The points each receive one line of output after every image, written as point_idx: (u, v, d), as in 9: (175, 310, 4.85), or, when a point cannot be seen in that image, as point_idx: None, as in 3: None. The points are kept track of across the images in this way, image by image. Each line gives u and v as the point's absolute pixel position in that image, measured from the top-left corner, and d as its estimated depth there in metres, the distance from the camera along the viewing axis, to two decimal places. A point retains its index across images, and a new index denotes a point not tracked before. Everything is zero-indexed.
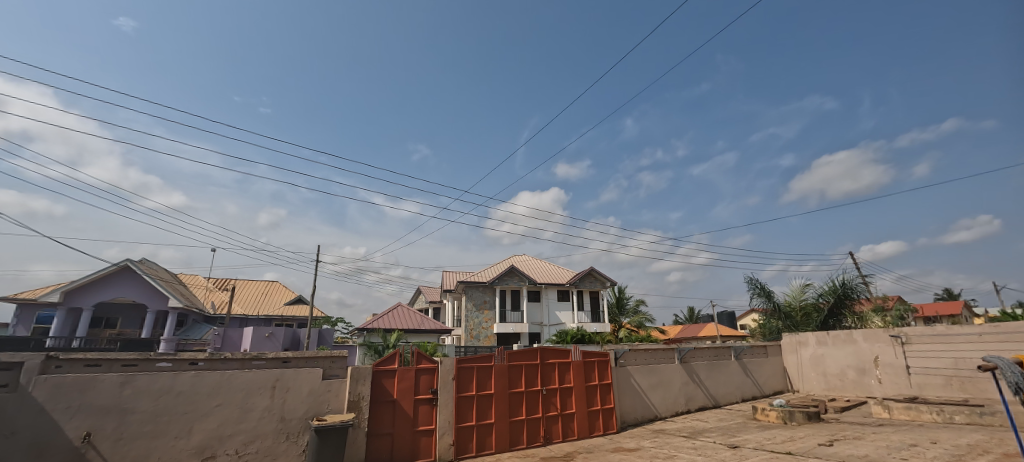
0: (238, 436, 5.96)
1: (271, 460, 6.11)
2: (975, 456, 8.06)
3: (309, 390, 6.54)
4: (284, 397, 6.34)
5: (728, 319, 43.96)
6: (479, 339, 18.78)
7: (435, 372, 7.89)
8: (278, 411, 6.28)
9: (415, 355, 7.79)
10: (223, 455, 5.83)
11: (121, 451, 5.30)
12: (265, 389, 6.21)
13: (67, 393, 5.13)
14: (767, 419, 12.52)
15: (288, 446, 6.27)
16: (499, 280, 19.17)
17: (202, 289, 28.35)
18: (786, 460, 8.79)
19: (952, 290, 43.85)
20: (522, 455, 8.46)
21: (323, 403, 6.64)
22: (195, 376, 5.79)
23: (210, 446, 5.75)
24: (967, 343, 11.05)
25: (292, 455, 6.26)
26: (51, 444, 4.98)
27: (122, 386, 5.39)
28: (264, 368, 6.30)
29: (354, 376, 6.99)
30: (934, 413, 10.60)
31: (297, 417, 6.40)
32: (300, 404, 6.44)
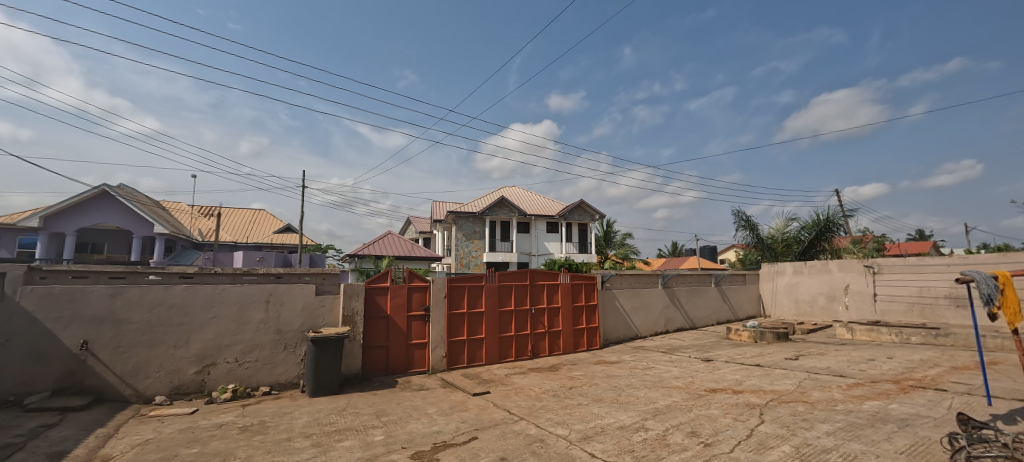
0: (237, 345, 6.15)
1: (271, 368, 6.36)
2: (925, 368, 8.93)
3: (304, 304, 6.66)
4: (279, 311, 6.47)
5: (711, 253, 43.95)
6: (469, 266, 19.19)
7: (427, 290, 8.10)
8: (274, 324, 6.42)
9: (406, 275, 7.95)
10: (223, 363, 6.05)
11: (121, 358, 5.51)
12: (259, 302, 6.31)
13: (57, 304, 5.26)
14: (739, 339, 13.43)
15: (287, 355, 6.48)
16: (489, 208, 19.18)
17: (186, 216, 27.91)
18: (755, 371, 9.60)
19: (925, 231, 43.84)
20: (511, 366, 9.01)
21: (318, 317, 6.78)
22: (187, 289, 5.86)
23: (210, 354, 5.95)
24: (935, 273, 11.76)
25: (291, 365, 6.50)
26: (49, 351, 5.18)
27: (113, 297, 5.50)
28: (256, 283, 6.37)
29: (347, 292, 7.06)
30: (892, 334, 11.53)
31: (293, 329, 6.56)
32: (296, 318, 6.58)
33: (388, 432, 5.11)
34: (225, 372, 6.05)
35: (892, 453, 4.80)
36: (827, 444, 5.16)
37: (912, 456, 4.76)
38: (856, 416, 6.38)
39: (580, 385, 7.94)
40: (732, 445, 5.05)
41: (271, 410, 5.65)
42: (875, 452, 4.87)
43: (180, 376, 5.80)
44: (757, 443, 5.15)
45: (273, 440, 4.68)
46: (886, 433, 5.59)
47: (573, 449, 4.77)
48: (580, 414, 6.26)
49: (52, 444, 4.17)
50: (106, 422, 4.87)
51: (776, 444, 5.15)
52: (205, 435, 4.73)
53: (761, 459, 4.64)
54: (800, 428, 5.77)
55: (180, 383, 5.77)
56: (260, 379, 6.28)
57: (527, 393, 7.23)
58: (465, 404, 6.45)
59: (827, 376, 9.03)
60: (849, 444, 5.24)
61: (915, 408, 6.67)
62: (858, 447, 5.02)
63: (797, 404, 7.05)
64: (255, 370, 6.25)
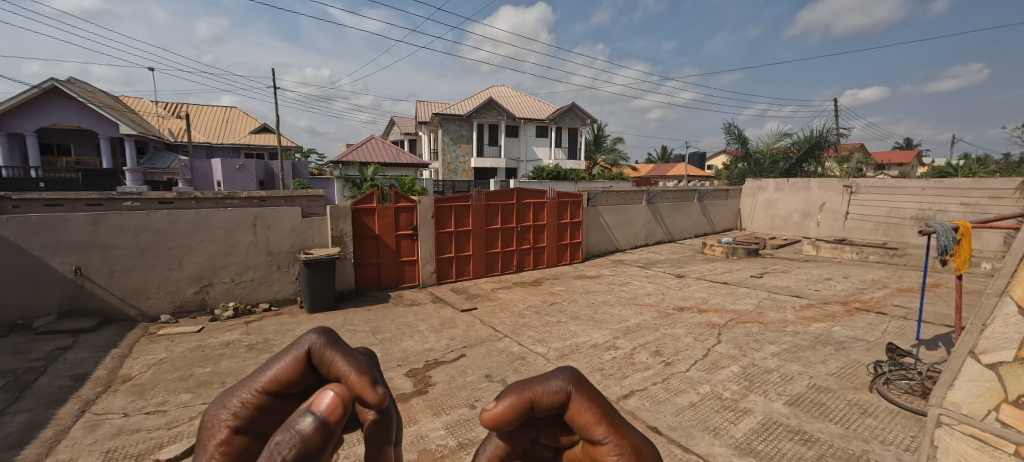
0: (231, 267, 6.53)
1: (268, 286, 6.84)
2: (873, 289, 9.88)
3: (291, 226, 6.90)
4: (267, 233, 6.73)
5: (699, 159, 43.98)
6: (457, 175, 19.13)
7: (414, 210, 8.33)
8: (264, 245, 6.74)
9: (393, 195, 8.10)
10: (220, 283, 6.48)
11: (118, 282, 5.87)
12: (246, 226, 6.54)
13: (40, 233, 5.44)
14: (713, 253, 14.31)
15: (281, 275, 6.91)
16: (478, 115, 18.58)
17: (157, 115, 26.51)
18: (721, 288, 10.49)
19: (912, 141, 43.81)
20: (496, 281, 9.66)
21: (307, 237, 7.10)
22: (169, 215, 6.03)
23: (206, 276, 6.35)
24: (907, 197, 12.30)
25: (287, 283, 6.97)
26: (45, 277, 5.51)
27: (96, 225, 5.67)
28: (240, 208, 6.52)
29: (334, 214, 7.37)
30: (853, 253, 12.44)
31: (284, 250, 6.91)
32: (285, 239, 6.87)
33: (385, 351, 5.73)
34: (223, 291, 6.50)
35: (824, 375, 5.62)
36: (770, 365, 5.93)
37: (838, 377, 5.56)
38: (800, 338, 7.25)
39: (560, 301, 8.66)
40: (688, 365, 5.80)
41: (274, 328, 6.14)
42: (808, 372, 5.67)
43: (180, 296, 6.24)
44: (711, 363, 5.90)
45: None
46: (822, 355, 6.46)
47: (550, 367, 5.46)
48: (558, 332, 6.99)
49: (72, 367, 4.67)
50: (118, 342, 5.38)
51: (727, 364, 5.92)
52: (216, 354, 5.23)
53: (710, 378, 5.32)
54: (750, 349, 6.59)
55: (182, 302, 6.24)
56: (259, 296, 6.79)
57: (511, 310, 7.92)
58: (454, 321, 7.10)
59: (784, 295, 9.95)
60: (790, 364, 6.05)
61: (854, 331, 7.57)
62: (796, 368, 5.84)
63: (752, 325, 7.91)
64: (253, 288, 6.72)
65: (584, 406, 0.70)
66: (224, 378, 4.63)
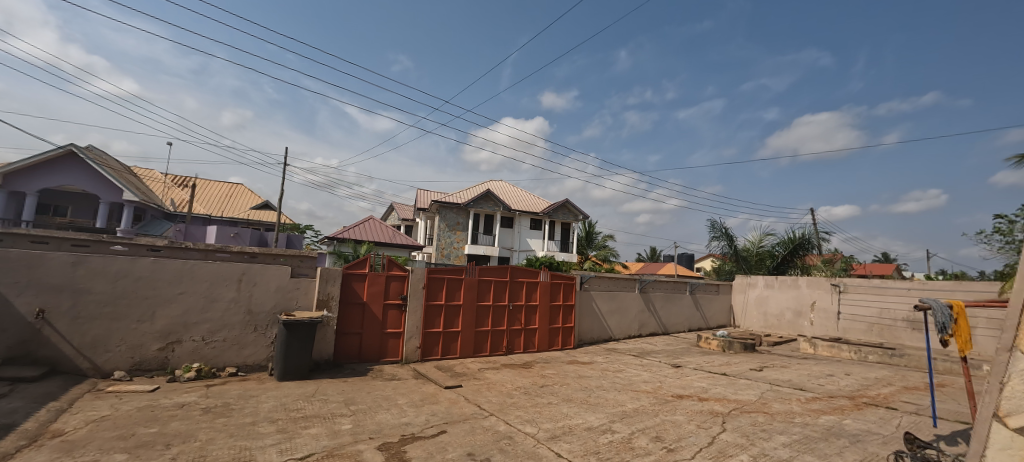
0: (205, 324, 6.03)
1: (239, 349, 6.26)
2: (879, 387, 9.32)
3: (277, 286, 6.57)
4: (251, 291, 6.37)
5: (687, 260, 43.91)
6: (450, 257, 19.07)
7: (405, 279, 8.14)
8: (245, 305, 6.33)
9: (386, 263, 7.88)
10: (188, 341, 5.93)
11: (80, 330, 5.36)
12: (230, 281, 6.20)
13: (14, 270, 5.11)
14: (708, 347, 13.73)
15: (256, 337, 6.39)
16: (475, 201, 19.08)
17: (162, 185, 27.01)
18: (720, 380, 9.85)
19: (887, 254, 43.83)
20: (484, 361, 9.02)
21: (291, 299, 6.70)
22: (153, 263, 5.73)
23: (175, 332, 5.83)
24: (895, 296, 12.30)
25: (260, 347, 6.41)
26: (2, 317, 5.01)
27: (74, 266, 5.35)
28: (227, 262, 6.25)
29: (324, 277, 6.94)
30: (850, 352, 12.02)
31: (265, 311, 6.48)
32: (268, 299, 6.49)
33: (357, 422, 5.06)
34: (190, 350, 5.93)
35: None
36: (781, 455, 5.25)
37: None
38: (810, 430, 6.58)
39: (550, 385, 8.00)
40: (691, 452, 5.12)
41: (236, 393, 5.51)
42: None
43: (142, 352, 5.66)
44: (717, 451, 5.21)
45: (238, 424, 4.58)
46: (837, 446, 5.80)
47: (542, 447, 4.74)
48: (547, 415, 6.31)
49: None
50: (59, 395, 4.71)
51: (735, 453, 5.20)
52: (164, 415, 4.60)
53: None
54: (758, 439, 5.89)
55: (141, 358, 5.63)
56: (227, 360, 6.18)
57: (498, 389, 7.26)
58: (436, 397, 6.44)
59: (787, 388, 9.34)
60: (803, 456, 5.35)
61: (867, 424, 6.95)
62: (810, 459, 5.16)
63: (757, 414, 7.25)
64: (222, 350, 6.14)
65: None
66: (169, 440, 4.00)
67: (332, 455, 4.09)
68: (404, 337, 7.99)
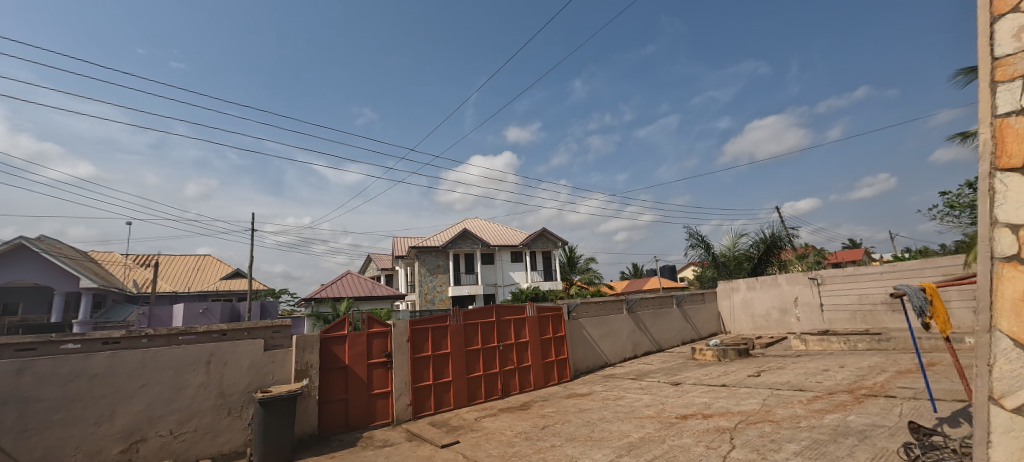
0: (172, 415, 5.41)
1: (213, 437, 5.63)
2: (874, 375, 9.15)
3: (251, 362, 6.01)
4: (221, 372, 5.79)
5: (669, 272, 43.93)
6: (434, 302, 18.46)
7: (388, 335, 7.60)
8: (216, 387, 5.74)
9: (366, 320, 7.44)
10: (155, 437, 5.29)
11: (28, 444, 4.67)
12: (198, 365, 5.62)
13: None
14: (704, 358, 13.39)
15: (231, 421, 5.79)
16: (453, 244, 18.69)
17: (123, 265, 25.62)
18: (721, 391, 9.53)
19: (855, 240, 43.85)
20: (480, 409, 8.41)
21: (267, 374, 6.14)
22: (111, 358, 5.14)
23: (139, 428, 5.19)
24: (872, 281, 12.42)
25: (236, 431, 5.81)
26: None
27: (19, 373, 4.70)
28: (193, 344, 5.66)
29: (300, 345, 6.51)
30: (841, 343, 11.93)
31: (238, 391, 5.90)
32: (241, 378, 5.93)
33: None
34: (157, 446, 5.28)
35: None
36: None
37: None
38: (819, 432, 6.31)
39: (552, 424, 7.48)
40: None
41: None
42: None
43: (102, 457, 4.99)
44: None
45: None
46: (847, 447, 5.54)
47: None
48: (552, 458, 5.81)
49: None
50: None
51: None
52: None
53: None
54: (768, 451, 5.57)
55: None
56: (199, 450, 5.54)
57: (497, 439, 6.73)
58: (433, 459, 5.89)
59: (788, 391, 9.04)
60: None
61: (871, 419, 6.68)
62: None
63: (764, 424, 6.93)
64: (194, 441, 5.51)
65: None
66: None
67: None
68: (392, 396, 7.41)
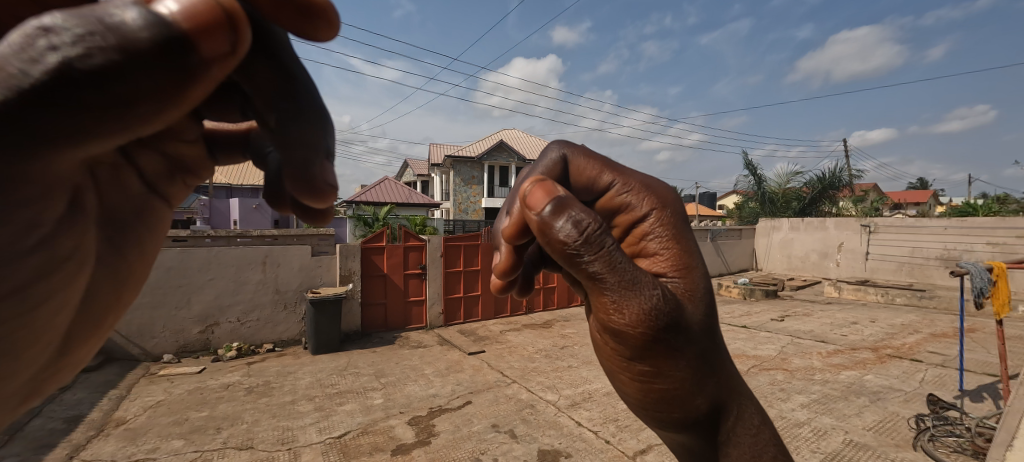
0: (238, 306, 6.25)
1: (273, 326, 6.53)
2: (904, 334, 8.97)
3: (301, 265, 6.69)
4: (276, 272, 6.52)
5: (708, 199, 43.92)
6: (467, 214, 18.86)
7: (423, 249, 8.12)
8: (273, 285, 6.50)
9: (404, 233, 7.87)
10: (226, 323, 6.18)
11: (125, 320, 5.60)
12: (255, 264, 6.31)
13: None
14: (729, 295, 13.45)
15: (287, 314, 6.62)
16: (489, 156, 18.46)
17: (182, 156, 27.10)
18: (740, 332, 9.72)
19: (926, 180, 43.88)
20: (506, 323, 9.07)
21: (316, 277, 6.87)
22: (182, 253, 5.83)
23: (212, 315, 6.07)
24: (930, 235, 11.55)
25: (292, 323, 6.66)
26: None
27: None
28: (250, 246, 6.31)
29: (343, 252, 7.16)
30: (878, 295, 11.60)
31: (292, 289, 6.66)
32: (293, 278, 6.64)
33: (387, 396, 5.18)
34: (228, 330, 6.19)
35: (862, 430, 4.88)
36: (800, 418, 5.23)
37: (877, 432, 4.82)
38: (832, 387, 6.45)
39: (571, 344, 8.01)
40: None
41: (275, 370, 5.74)
42: (845, 427, 4.97)
43: (185, 335, 5.95)
44: None
45: (279, 403, 4.81)
46: (857, 406, 5.66)
47: (562, 416, 4.94)
48: (568, 376, 6.37)
49: (67, 408, 4.39)
50: (117, 383, 5.05)
51: (756, 415, 5.23)
52: (212, 397, 4.88)
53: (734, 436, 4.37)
54: (776, 399, 5.85)
55: (186, 342, 5.94)
56: (263, 337, 6.48)
57: (519, 353, 7.37)
58: (461, 365, 6.47)
59: (808, 339, 9.04)
60: (821, 417, 5.32)
61: (889, 381, 6.75)
62: (829, 422, 5.11)
63: (777, 372, 7.16)
64: (257, 328, 6.42)
65: (586, 163, 0.82)
66: (219, 424, 4.30)
67: (367, 432, 4.27)
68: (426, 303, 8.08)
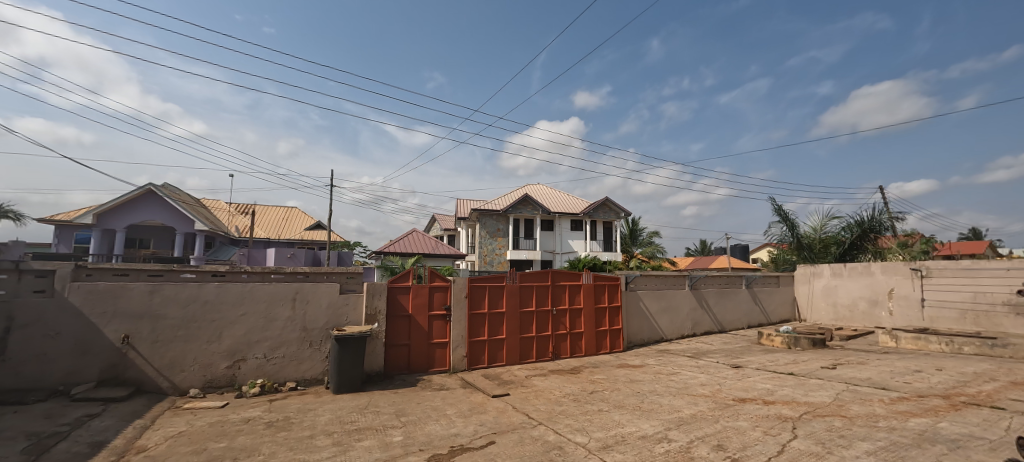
0: (265, 342, 6.09)
1: (298, 364, 6.28)
2: (980, 383, 7.74)
3: (329, 302, 6.54)
4: (305, 309, 6.38)
5: (741, 251, 43.95)
6: (493, 263, 18.76)
7: (449, 289, 7.76)
8: (301, 322, 6.34)
9: (428, 274, 7.71)
10: (253, 359, 6.01)
11: (158, 352, 5.55)
12: (286, 301, 6.22)
13: (101, 300, 5.34)
14: (771, 345, 12.15)
15: (312, 352, 6.37)
16: (514, 208, 18.61)
17: (228, 213, 28.75)
18: (787, 379, 8.78)
19: (978, 231, 43.87)
20: (532, 368, 8.57)
21: (342, 315, 6.63)
22: (218, 288, 5.84)
23: (240, 350, 5.92)
24: (992, 277, 10.46)
25: (316, 361, 6.38)
26: (92, 343, 5.27)
27: (151, 294, 5.53)
28: (282, 282, 6.25)
29: (370, 291, 6.86)
30: (941, 344, 10.29)
31: (319, 327, 6.45)
32: (321, 315, 6.47)
33: (408, 434, 4.92)
34: (254, 367, 6.01)
35: None
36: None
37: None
38: (898, 435, 5.53)
39: (601, 390, 7.41)
40: None
41: (296, 407, 5.56)
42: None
43: (213, 370, 5.78)
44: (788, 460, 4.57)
45: (297, 437, 4.61)
46: (932, 455, 4.81)
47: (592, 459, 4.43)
48: (598, 421, 5.83)
49: (94, 434, 4.27)
50: (144, 413, 4.95)
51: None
52: (232, 430, 4.68)
53: None
54: (835, 447, 5.04)
55: (212, 377, 5.77)
56: (287, 374, 6.22)
57: (546, 397, 6.85)
58: (484, 406, 6.13)
59: (866, 388, 8.02)
60: None
61: (967, 429, 5.75)
62: None
63: (834, 418, 6.24)
64: (283, 366, 6.19)
65: None
66: (237, 454, 4.11)
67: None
68: (450, 346, 7.71)
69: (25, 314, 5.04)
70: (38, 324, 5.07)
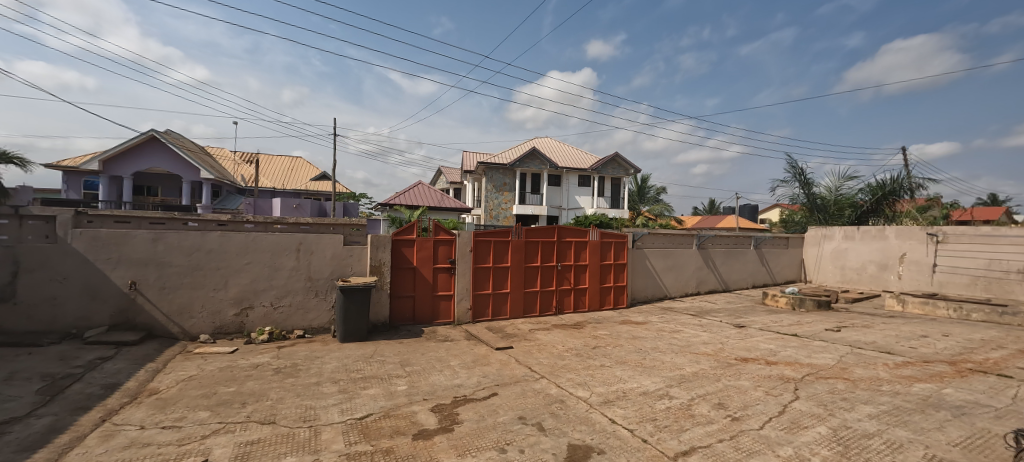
0: (272, 291, 5.74)
1: (305, 313, 5.93)
2: (985, 350, 7.18)
3: (333, 253, 6.06)
4: (310, 259, 5.93)
5: (750, 212, 43.51)
6: (499, 218, 18.18)
7: (454, 243, 7.46)
8: (306, 272, 5.92)
9: (433, 226, 7.31)
10: (260, 307, 5.69)
11: (167, 299, 5.25)
12: (290, 251, 5.79)
13: (105, 246, 4.99)
14: (774, 305, 11.35)
15: (318, 302, 6.00)
16: (522, 162, 17.32)
17: (230, 162, 28.11)
18: (790, 341, 8.11)
19: (994, 197, 43.88)
20: (535, 322, 8.29)
21: (347, 266, 6.14)
22: (222, 236, 5.42)
23: (247, 298, 5.59)
24: (1011, 246, 9.50)
25: (323, 311, 6.03)
26: (100, 289, 4.98)
27: (155, 242, 5.15)
28: (285, 232, 5.77)
29: (374, 242, 6.31)
30: (948, 310, 9.45)
31: (324, 277, 6.03)
32: (326, 266, 6.03)
33: (412, 383, 4.69)
34: (262, 315, 5.69)
35: (946, 445, 3.58)
36: (869, 428, 3.93)
37: (966, 450, 3.51)
38: (902, 399, 4.93)
39: (604, 345, 7.08)
40: (761, 421, 3.97)
41: (304, 353, 5.29)
42: (924, 440, 3.66)
43: (221, 317, 5.49)
44: (790, 421, 4.03)
45: (304, 384, 4.35)
46: (937, 420, 4.21)
47: (593, 413, 4.03)
48: (599, 375, 5.43)
49: (106, 376, 4.08)
50: (156, 356, 4.73)
51: (811, 424, 3.97)
52: (241, 375, 4.45)
53: (793, 439, 3.58)
54: (839, 408, 4.51)
55: (221, 325, 5.48)
56: (294, 323, 5.88)
57: (549, 351, 6.52)
58: (487, 359, 5.85)
59: (870, 351, 7.37)
60: (892, 430, 3.99)
61: (973, 395, 5.16)
62: (904, 434, 3.79)
63: (837, 380, 5.70)
64: (291, 314, 5.84)
65: None
66: (245, 399, 3.88)
67: (389, 416, 3.74)
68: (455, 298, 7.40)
69: (32, 258, 4.79)
70: (45, 268, 4.79)
